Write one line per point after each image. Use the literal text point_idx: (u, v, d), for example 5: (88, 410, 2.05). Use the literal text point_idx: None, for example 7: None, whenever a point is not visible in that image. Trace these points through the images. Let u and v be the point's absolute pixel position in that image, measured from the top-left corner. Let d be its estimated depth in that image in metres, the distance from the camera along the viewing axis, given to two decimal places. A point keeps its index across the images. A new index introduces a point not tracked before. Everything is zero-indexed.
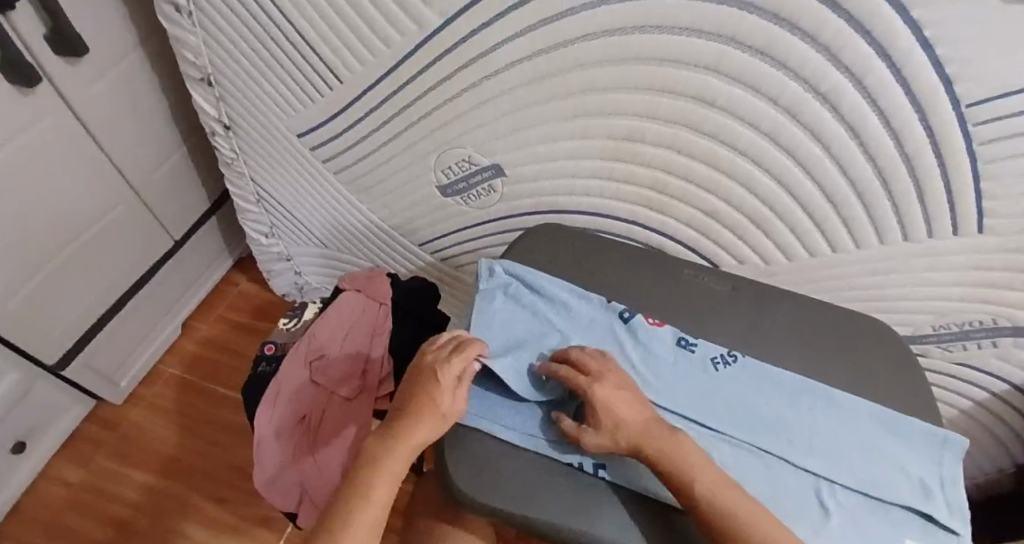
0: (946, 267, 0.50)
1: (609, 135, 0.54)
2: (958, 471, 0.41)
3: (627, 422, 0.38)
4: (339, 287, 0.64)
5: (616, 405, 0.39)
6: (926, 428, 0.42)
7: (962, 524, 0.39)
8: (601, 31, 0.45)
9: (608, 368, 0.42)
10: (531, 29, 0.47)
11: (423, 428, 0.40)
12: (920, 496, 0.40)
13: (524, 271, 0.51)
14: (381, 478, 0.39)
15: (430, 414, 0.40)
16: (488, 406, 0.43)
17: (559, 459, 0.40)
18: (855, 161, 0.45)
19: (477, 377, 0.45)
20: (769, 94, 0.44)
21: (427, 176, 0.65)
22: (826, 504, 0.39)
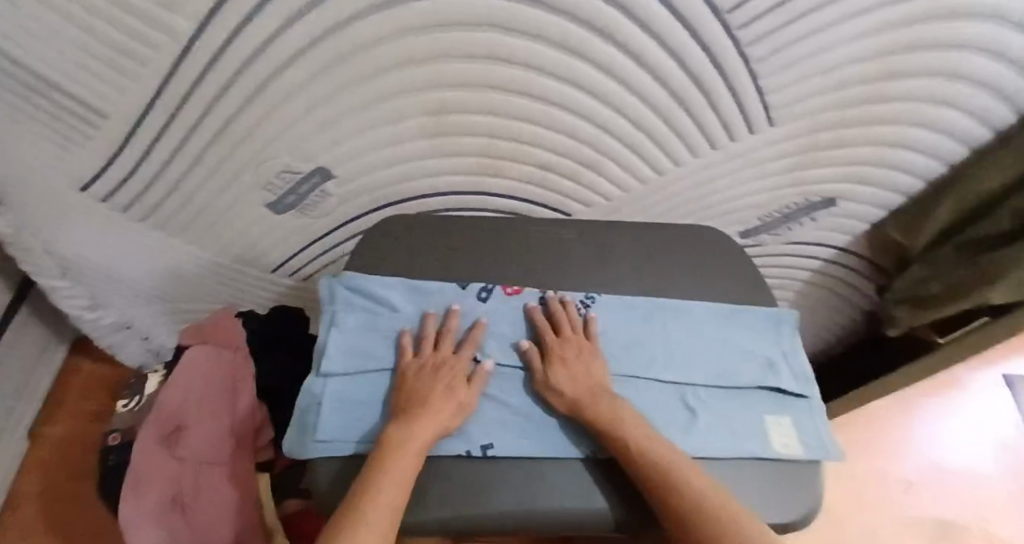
0: (751, 166, 0.55)
1: (421, 111, 0.50)
2: (794, 341, 0.47)
3: (580, 382, 0.41)
4: (181, 346, 0.57)
5: (574, 366, 0.42)
6: (763, 313, 0.48)
7: (807, 386, 0.45)
8: (370, 6, 0.39)
9: (577, 337, 0.45)
10: (297, 17, 0.39)
11: (443, 413, 0.39)
12: (768, 374, 0.45)
13: (369, 281, 0.46)
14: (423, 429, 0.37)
15: (454, 378, 0.41)
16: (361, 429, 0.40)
17: (446, 454, 0.38)
18: (648, 87, 0.47)
19: (345, 405, 0.41)
20: (553, 39, 0.43)
21: (246, 199, 0.57)
22: (691, 405, 0.43)
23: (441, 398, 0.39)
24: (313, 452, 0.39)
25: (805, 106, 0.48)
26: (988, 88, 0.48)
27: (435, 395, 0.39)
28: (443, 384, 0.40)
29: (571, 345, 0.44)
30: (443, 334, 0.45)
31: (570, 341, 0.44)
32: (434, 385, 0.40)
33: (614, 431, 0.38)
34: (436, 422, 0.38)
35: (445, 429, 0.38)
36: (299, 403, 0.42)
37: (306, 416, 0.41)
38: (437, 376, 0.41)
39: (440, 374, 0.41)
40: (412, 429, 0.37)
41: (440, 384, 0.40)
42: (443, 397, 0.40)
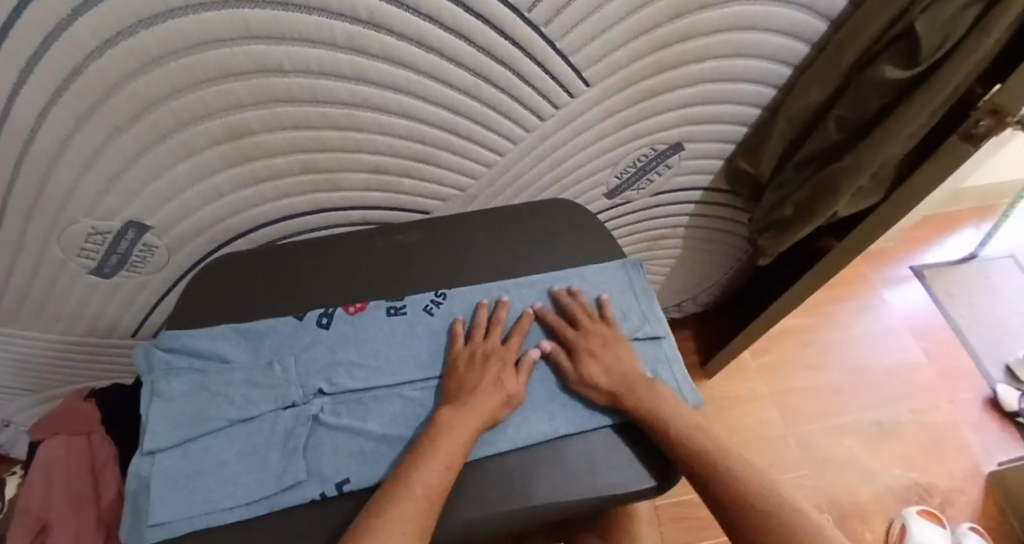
0: (587, 128, 0.53)
1: (217, 141, 0.46)
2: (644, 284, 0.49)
3: (613, 371, 0.42)
4: (34, 442, 0.52)
5: (597, 361, 0.42)
6: (609, 268, 0.49)
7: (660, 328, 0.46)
8: (99, 43, 0.35)
9: (598, 327, 0.45)
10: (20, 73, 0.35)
11: (490, 406, 0.39)
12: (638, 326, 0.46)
13: (193, 337, 0.42)
14: (466, 415, 0.38)
15: (505, 372, 0.41)
16: (200, 499, 0.35)
17: (301, 502, 0.36)
18: (444, 69, 0.44)
19: (181, 478, 0.37)
20: (322, 40, 0.40)
21: (64, 272, 0.52)
22: (553, 379, 0.43)
23: (485, 390, 0.40)
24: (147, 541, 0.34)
25: (613, 60, 0.47)
26: (787, 6, 0.47)
27: (483, 388, 0.40)
28: (492, 375, 0.41)
29: (597, 336, 0.44)
30: (491, 324, 0.44)
31: (592, 333, 0.44)
32: (481, 378, 0.40)
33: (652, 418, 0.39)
34: (483, 413, 0.38)
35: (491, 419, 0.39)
36: (128, 491, 0.37)
37: (135, 501, 0.36)
38: (487, 367, 0.41)
39: (491, 363, 0.41)
40: (464, 415, 0.38)
41: (489, 375, 0.41)
42: (492, 390, 0.40)
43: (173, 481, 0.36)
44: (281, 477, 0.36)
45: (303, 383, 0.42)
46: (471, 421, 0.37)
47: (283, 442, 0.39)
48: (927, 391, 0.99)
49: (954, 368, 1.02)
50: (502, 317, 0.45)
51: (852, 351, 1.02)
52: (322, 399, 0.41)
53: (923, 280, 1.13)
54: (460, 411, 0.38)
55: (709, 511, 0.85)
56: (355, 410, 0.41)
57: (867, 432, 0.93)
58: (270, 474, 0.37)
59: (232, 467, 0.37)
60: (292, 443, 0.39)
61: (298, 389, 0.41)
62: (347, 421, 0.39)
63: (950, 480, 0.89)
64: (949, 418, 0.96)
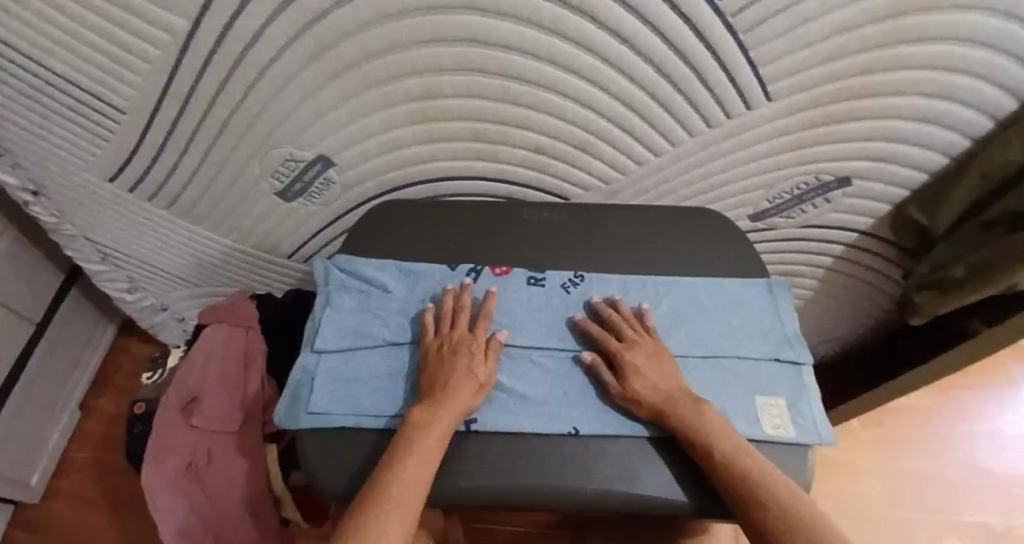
0: (755, 144, 0.53)
1: (410, 97, 0.51)
2: (790, 306, 0.46)
3: (658, 389, 0.40)
4: (200, 324, 0.61)
5: (647, 372, 0.41)
6: (754, 282, 0.47)
7: (802, 352, 0.44)
8: None
9: (647, 340, 0.44)
10: (278, 9, 0.41)
11: (463, 395, 0.39)
12: (784, 347, 0.44)
13: (360, 263, 0.49)
14: (444, 414, 0.38)
15: (460, 377, 0.40)
16: (351, 401, 0.41)
17: None
18: (631, 63, 0.46)
19: (338, 380, 0.43)
20: (528, 17, 0.42)
21: (257, 187, 0.61)
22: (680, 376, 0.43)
23: (459, 381, 0.40)
24: (302, 424, 0.41)
25: (801, 80, 0.46)
26: (1010, 57, 0.44)
27: (455, 377, 0.40)
28: (462, 365, 0.41)
29: (640, 349, 0.43)
30: (458, 312, 0.45)
31: (637, 345, 0.43)
32: (451, 368, 0.41)
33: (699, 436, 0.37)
34: (458, 404, 0.38)
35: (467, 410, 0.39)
36: (294, 378, 0.44)
37: (300, 390, 0.43)
38: (454, 358, 0.41)
39: (459, 355, 0.41)
40: (443, 407, 0.38)
41: (459, 363, 0.41)
42: (463, 379, 0.40)
43: (331, 381, 0.43)
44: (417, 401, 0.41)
45: None
46: (448, 421, 0.37)
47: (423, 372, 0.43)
48: None
49: None
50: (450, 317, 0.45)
51: (979, 448, 0.92)
52: None
53: None
54: (433, 412, 0.38)
55: None
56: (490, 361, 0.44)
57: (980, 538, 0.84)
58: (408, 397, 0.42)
59: (380, 382, 0.43)
60: None
61: None
62: None
63: None
64: None
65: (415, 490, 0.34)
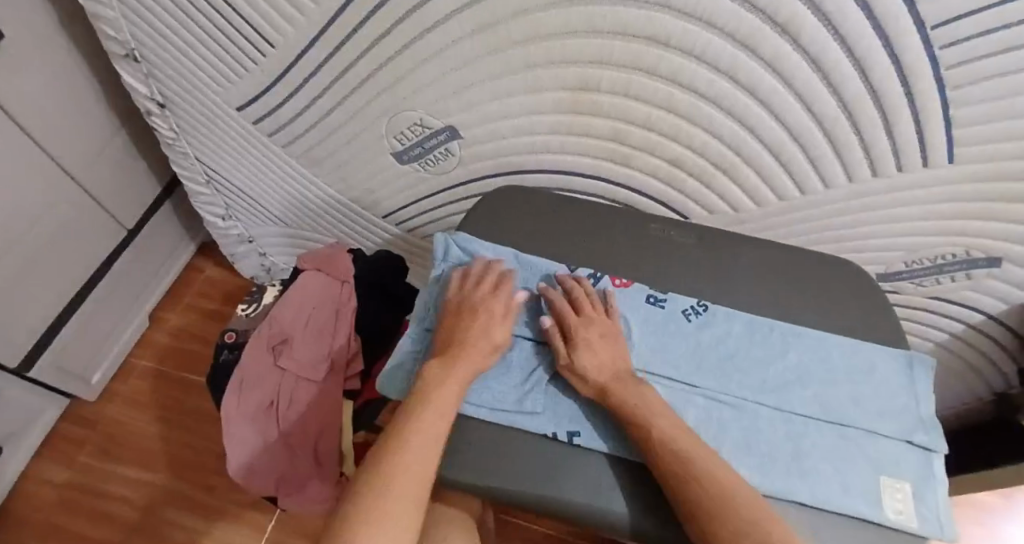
0: (914, 204, 0.49)
1: (563, 86, 0.49)
2: (929, 387, 0.43)
3: (604, 366, 0.40)
4: (299, 268, 0.61)
5: (597, 350, 0.41)
6: (894, 353, 0.44)
7: (937, 440, 0.40)
8: None
9: (601, 317, 0.44)
10: None
11: (476, 356, 0.41)
12: (916, 430, 0.41)
13: (478, 246, 0.49)
14: (450, 379, 0.40)
15: (477, 336, 0.42)
16: None
17: (533, 431, 0.39)
18: (815, 97, 0.43)
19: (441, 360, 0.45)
20: (723, 28, 0.40)
21: (378, 143, 0.60)
22: (799, 436, 0.41)
23: (476, 341, 0.42)
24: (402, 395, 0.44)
25: (998, 149, 0.42)
26: None
27: (472, 337, 0.42)
28: (480, 325, 0.43)
29: (595, 327, 0.43)
30: (486, 276, 0.46)
31: (592, 323, 0.43)
32: (469, 330, 0.42)
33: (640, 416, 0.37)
34: (471, 364, 0.41)
35: (482, 369, 0.42)
36: (401, 348, 0.46)
37: (404, 362, 0.45)
38: (474, 318, 0.43)
39: (477, 314, 0.43)
40: (452, 369, 0.40)
41: (478, 323, 0.43)
42: (479, 340, 0.42)
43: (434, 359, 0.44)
44: (521, 401, 0.40)
45: None
46: (454, 386, 0.39)
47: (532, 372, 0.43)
48: None
49: None
50: (474, 274, 0.46)
51: None
52: None
53: None
54: (440, 374, 0.40)
55: None
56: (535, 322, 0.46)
57: None
58: (512, 393, 0.41)
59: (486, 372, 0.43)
60: (539, 377, 0.42)
61: None
62: None
63: None
64: None
65: (430, 455, 0.36)
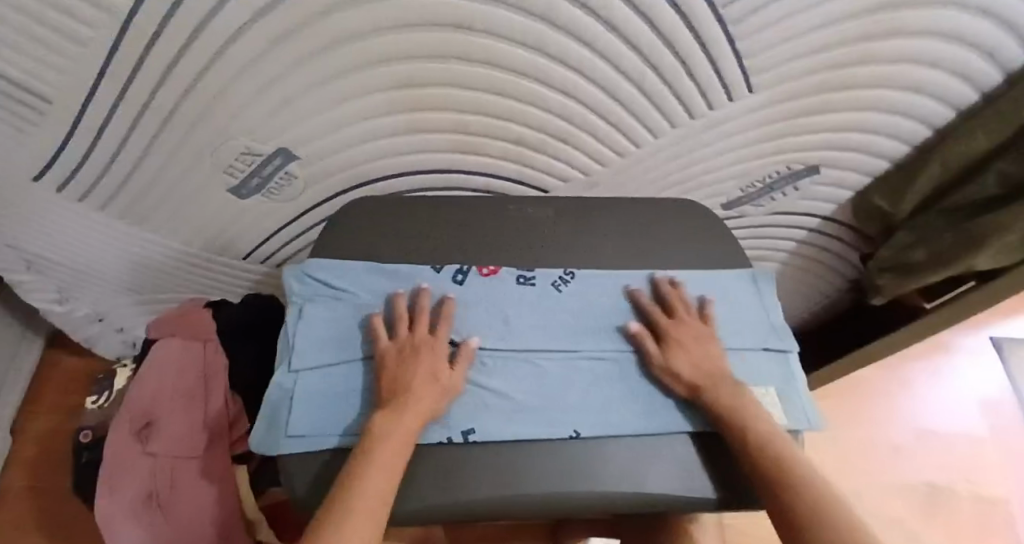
0: (735, 134, 0.53)
1: (386, 85, 0.47)
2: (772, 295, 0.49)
3: (695, 367, 0.42)
4: (150, 339, 0.55)
5: (679, 356, 0.43)
6: (736, 275, 0.49)
7: (784, 342, 0.46)
8: None
9: (693, 319, 0.45)
10: None
11: (429, 396, 0.38)
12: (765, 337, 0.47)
13: (333, 270, 0.46)
14: (407, 425, 0.36)
15: (421, 371, 0.39)
16: (336, 420, 0.39)
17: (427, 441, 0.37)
18: (619, 52, 0.44)
19: (320, 399, 0.41)
20: (520, 4, 0.40)
21: (209, 183, 0.55)
22: None
23: (419, 381, 0.38)
24: (284, 449, 0.38)
25: (784, 71, 0.46)
26: (970, 47, 0.46)
27: (418, 381, 0.39)
28: (426, 367, 0.40)
29: (688, 328, 0.44)
30: (416, 316, 0.43)
31: (686, 324, 0.45)
32: (415, 370, 0.39)
33: (749, 427, 0.38)
34: (421, 409, 0.37)
35: (431, 415, 0.37)
36: (269, 399, 0.41)
37: (278, 410, 0.40)
38: (418, 358, 0.40)
39: (420, 356, 0.40)
40: (403, 416, 0.36)
41: (424, 365, 0.40)
42: (428, 382, 0.39)
43: (311, 400, 0.40)
44: None
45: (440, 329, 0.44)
46: (409, 433, 0.35)
47: None
48: (985, 470, 0.97)
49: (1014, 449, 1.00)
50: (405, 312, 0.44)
51: (918, 415, 0.99)
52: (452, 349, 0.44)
53: (1002, 352, 1.08)
54: (394, 420, 0.36)
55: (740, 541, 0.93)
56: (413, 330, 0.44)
57: (920, 497, 0.93)
58: None
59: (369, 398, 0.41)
60: None
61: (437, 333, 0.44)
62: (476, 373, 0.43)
63: None
64: (1002, 499, 0.95)
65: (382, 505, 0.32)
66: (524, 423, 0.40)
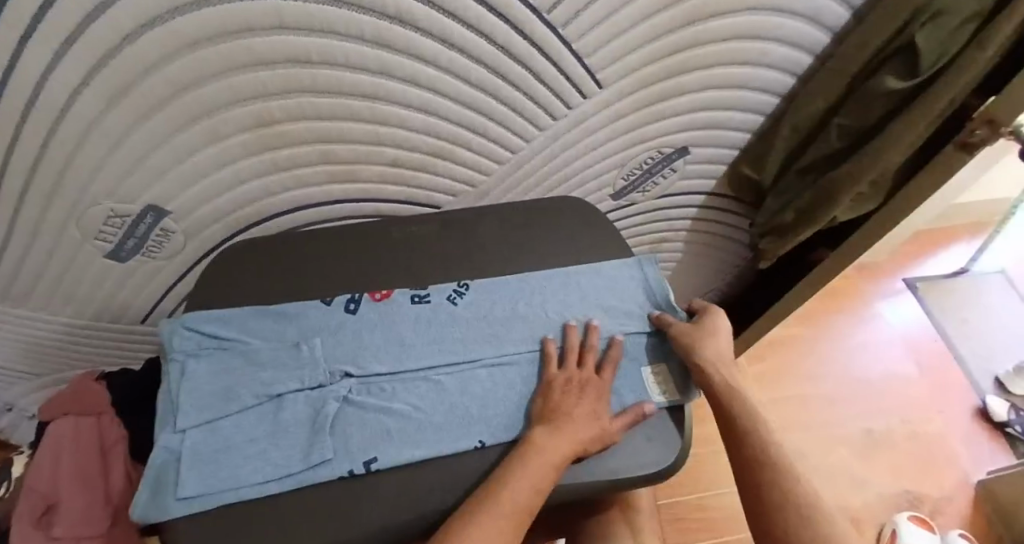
0: (601, 127, 0.55)
1: (241, 128, 0.47)
2: (655, 272, 0.51)
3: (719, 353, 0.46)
4: (42, 422, 0.53)
5: (708, 342, 0.46)
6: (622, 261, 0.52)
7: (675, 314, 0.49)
8: (136, 28, 0.36)
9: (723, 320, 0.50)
10: (58, 55, 0.36)
11: (586, 433, 0.38)
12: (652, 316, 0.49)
13: (215, 319, 0.44)
14: (563, 441, 0.37)
15: (588, 409, 0.40)
16: (229, 473, 0.37)
17: (330, 478, 0.37)
18: (463, 66, 0.46)
19: (211, 454, 0.38)
20: (350, 33, 0.41)
21: (83, 252, 0.53)
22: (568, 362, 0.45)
23: (578, 415, 0.39)
24: (172, 513, 0.35)
25: (628, 63, 0.48)
26: (793, 16, 0.49)
27: (578, 414, 0.39)
28: (587, 407, 0.41)
29: (720, 324, 0.49)
30: (584, 351, 0.44)
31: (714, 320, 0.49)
32: (577, 405, 0.40)
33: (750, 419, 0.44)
34: (576, 440, 0.37)
35: (582, 450, 0.38)
36: (154, 466, 0.38)
37: (165, 473, 0.37)
38: (583, 395, 0.41)
39: (586, 396, 0.41)
40: (559, 438, 0.37)
41: (585, 405, 0.41)
42: (585, 419, 0.39)
43: (201, 457, 0.38)
44: (308, 456, 0.38)
45: (336, 362, 0.43)
46: (567, 453, 0.36)
47: (314, 421, 0.40)
48: (919, 407, 1.02)
49: (943, 381, 1.06)
50: (591, 339, 0.45)
51: (845, 364, 1.05)
52: (349, 381, 0.43)
53: (916, 292, 1.16)
54: (556, 434, 0.37)
55: (704, 513, 0.94)
56: (308, 370, 0.42)
57: (862, 441, 0.97)
58: (297, 452, 0.38)
59: (264, 444, 0.39)
60: (321, 421, 0.40)
61: (333, 367, 0.43)
62: (375, 400, 0.41)
63: (939, 490, 0.94)
64: (939, 430, 1.00)
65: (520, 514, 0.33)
66: (426, 441, 0.39)
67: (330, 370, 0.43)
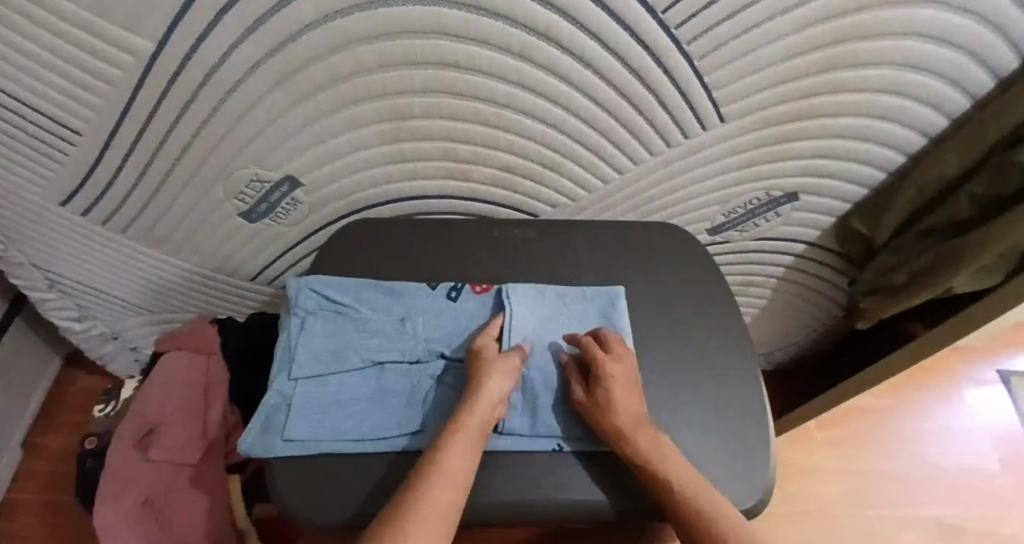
0: (714, 161, 0.56)
1: (380, 118, 0.51)
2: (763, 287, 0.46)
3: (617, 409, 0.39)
4: (157, 352, 0.59)
5: (615, 389, 0.40)
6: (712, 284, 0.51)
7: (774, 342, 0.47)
8: (320, 17, 0.40)
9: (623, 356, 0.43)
10: (250, 31, 0.40)
11: (468, 439, 0.36)
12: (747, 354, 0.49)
13: (334, 285, 0.48)
14: (452, 455, 0.35)
15: (622, 395, 0.40)
16: (330, 426, 0.40)
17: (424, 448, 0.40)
18: (594, 86, 0.48)
19: (317, 406, 0.42)
20: (498, 45, 0.44)
21: (220, 209, 0.59)
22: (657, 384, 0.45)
23: (474, 415, 0.38)
24: (278, 451, 0.39)
25: (754, 102, 0.49)
26: (934, 77, 0.48)
27: (469, 413, 0.38)
28: (624, 389, 0.41)
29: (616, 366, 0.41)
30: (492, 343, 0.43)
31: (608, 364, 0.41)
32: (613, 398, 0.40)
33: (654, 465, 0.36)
34: (461, 448, 0.36)
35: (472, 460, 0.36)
36: (268, 406, 0.42)
37: (278, 413, 0.42)
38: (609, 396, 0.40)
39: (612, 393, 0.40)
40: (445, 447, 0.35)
41: (622, 390, 0.40)
42: (479, 419, 0.38)
43: (309, 406, 0.42)
44: (405, 424, 0.41)
45: (435, 341, 0.46)
46: (460, 465, 0.35)
47: (411, 393, 0.43)
48: (1001, 508, 0.94)
49: None
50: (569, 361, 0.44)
51: (923, 444, 0.99)
52: (443, 361, 0.45)
53: None
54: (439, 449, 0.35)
55: None
56: (409, 345, 0.45)
57: (929, 531, 0.91)
58: (392, 420, 0.41)
59: (363, 405, 0.42)
60: (419, 394, 0.43)
61: (432, 346, 0.45)
62: None
63: None
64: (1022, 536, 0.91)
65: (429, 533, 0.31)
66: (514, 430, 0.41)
67: (429, 348, 0.45)
